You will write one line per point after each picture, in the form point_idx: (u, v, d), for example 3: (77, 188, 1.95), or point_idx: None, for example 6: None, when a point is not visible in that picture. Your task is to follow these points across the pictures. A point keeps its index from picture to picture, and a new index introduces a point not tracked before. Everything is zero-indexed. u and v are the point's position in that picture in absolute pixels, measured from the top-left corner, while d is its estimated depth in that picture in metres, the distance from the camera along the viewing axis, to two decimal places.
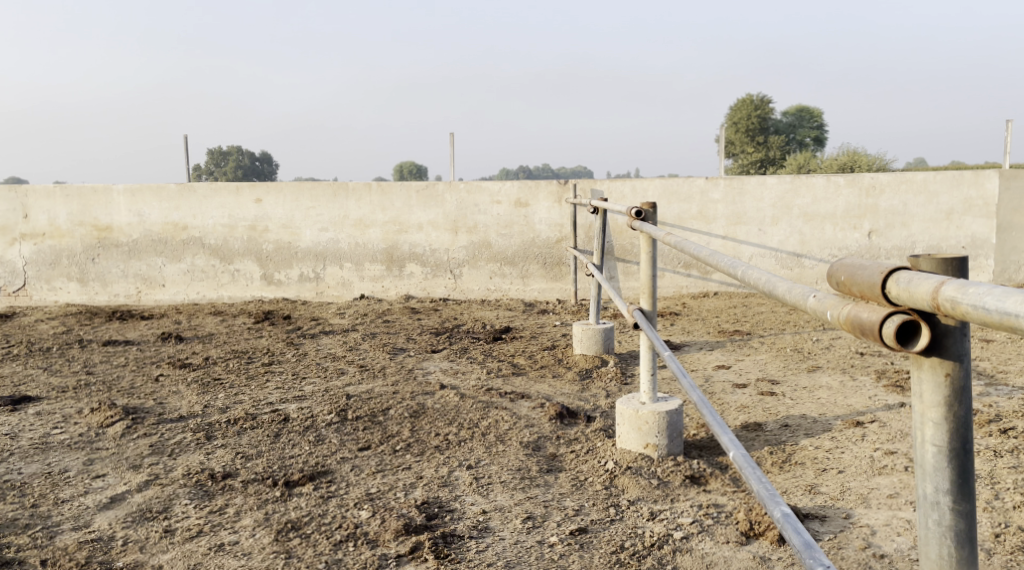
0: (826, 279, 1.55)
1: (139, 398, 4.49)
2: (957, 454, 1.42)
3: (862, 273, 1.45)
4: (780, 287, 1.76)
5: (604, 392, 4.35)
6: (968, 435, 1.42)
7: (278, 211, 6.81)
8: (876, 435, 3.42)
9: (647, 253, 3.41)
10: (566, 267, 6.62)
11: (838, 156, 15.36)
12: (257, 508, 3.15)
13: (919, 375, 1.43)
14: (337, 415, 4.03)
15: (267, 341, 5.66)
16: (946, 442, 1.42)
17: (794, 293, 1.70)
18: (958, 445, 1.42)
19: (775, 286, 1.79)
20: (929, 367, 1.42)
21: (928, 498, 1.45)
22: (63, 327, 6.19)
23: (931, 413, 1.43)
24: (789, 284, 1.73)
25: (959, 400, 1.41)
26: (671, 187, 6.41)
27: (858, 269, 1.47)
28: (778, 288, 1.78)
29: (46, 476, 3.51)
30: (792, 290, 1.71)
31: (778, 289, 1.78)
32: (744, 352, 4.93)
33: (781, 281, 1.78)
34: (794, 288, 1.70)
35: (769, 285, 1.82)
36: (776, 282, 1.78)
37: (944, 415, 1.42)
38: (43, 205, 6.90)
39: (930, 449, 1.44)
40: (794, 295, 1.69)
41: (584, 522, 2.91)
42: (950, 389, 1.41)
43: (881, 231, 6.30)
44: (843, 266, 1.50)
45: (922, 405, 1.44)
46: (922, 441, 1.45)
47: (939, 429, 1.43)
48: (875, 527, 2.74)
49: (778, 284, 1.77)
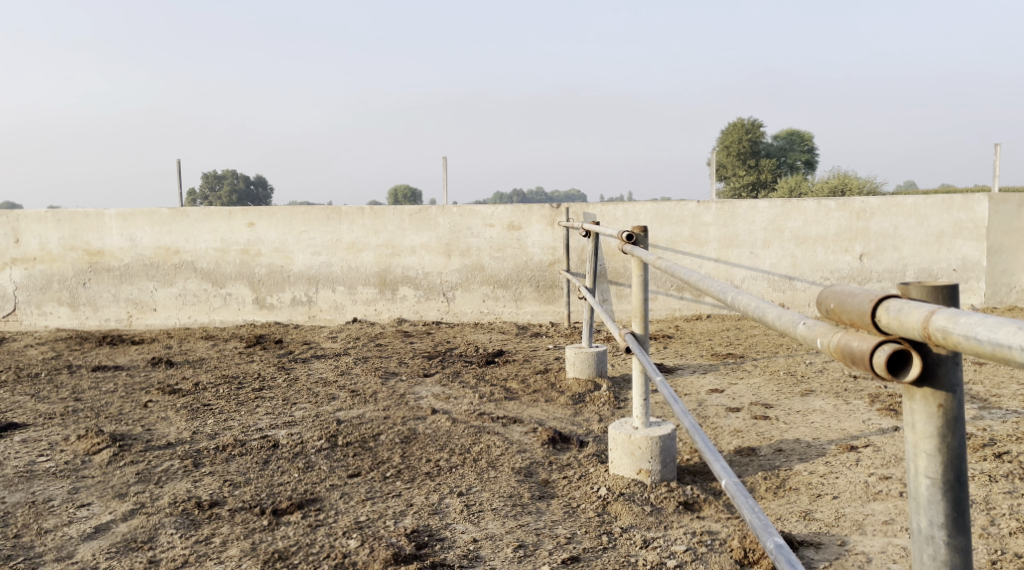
0: (815, 305, 1.53)
1: (127, 425, 4.43)
2: (950, 486, 1.39)
3: (851, 301, 1.42)
4: (770, 313, 1.73)
5: (597, 417, 4.31)
6: (962, 467, 1.39)
7: (271, 235, 6.78)
8: (870, 460, 3.39)
9: (639, 277, 3.38)
10: (559, 290, 6.59)
11: (830, 179, 15.40)
12: (244, 538, 3.10)
13: (911, 405, 1.40)
14: (327, 441, 3.99)
15: (258, 365, 5.62)
16: (940, 475, 1.39)
17: (783, 319, 1.67)
18: (952, 477, 1.39)
19: (764, 312, 1.76)
20: (922, 398, 1.39)
21: (923, 532, 1.41)
22: (52, 352, 6.14)
23: (924, 444, 1.40)
24: (778, 311, 1.71)
25: (952, 430, 1.38)
26: (664, 210, 6.39)
27: (847, 296, 1.44)
28: (768, 314, 1.76)
29: (30, 505, 3.45)
30: (782, 317, 1.68)
31: (768, 315, 1.75)
32: (738, 375, 4.90)
33: (770, 307, 1.75)
34: (784, 315, 1.68)
35: (758, 310, 1.79)
36: (765, 309, 1.76)
37: (937, 445, 1.39)
38: (35, 230, 6.86)
39: (924, 482, 1.40)
40: (784, 322, 1.66)
41: (576, 550, 2.87)
42: (943, 420, 1.38)
43: (872, 254, 6.28)
44: (832, 293, 1.47)
45: (915, 436, 1.41)
46: (915, 473, 1.42)
47: (933, 461, 1.39)
48: (870, 554, 2.71)
49: (768, 310, 1.74)
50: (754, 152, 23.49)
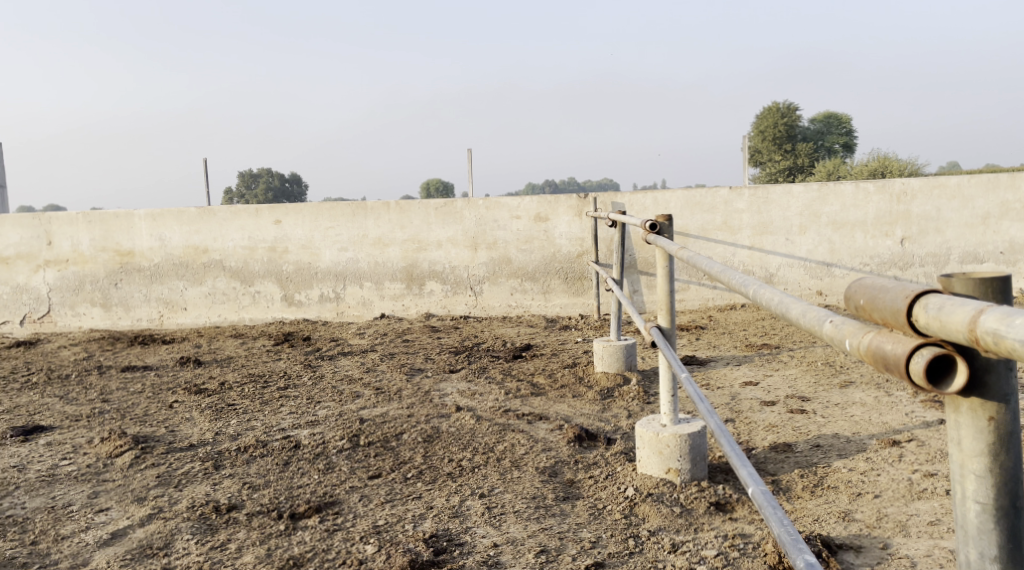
0: (843, 301, 1.38)
1: (150, 426, 4.36)
2: (1003, 512, 1.28)
3: (883, 298, 1.28)
4: (794, 310, 1.59)
5: (626, 412, 4.16)
6: (1016, 491, 1.27)
7: (298, 232, 6.70)
8: (915, 456, 3.22)
9: (664, 268, 3.25)
10: (588, 281, 6.43)
11: (869, 163, 15.07)
12: (260, 543, 3.00)
13: (958, 419, 1.28)
14: (349, 440, 3.88)
15: (285, 363, 5.53)
16: (991, 500, 1.28)
17: (808, 317, 1.52)
18: (1004, 503, 1.27)
19: (788, 308, 1.62)
20: (970, 411, 1.27)
21: (972, 565, 1.30)
22: (84, 353, 6.12)
23: (973, 464, 1.28)
24: (802, 307, 1.56)
25: (1004, 448, 1.26)
26: (695, 197, 6.20)
27: (880, 291, 1.30)
28: (792, 310, 1.61)
29: (49, 511, 3.38)
30: (806, 314, 1.53)
31: (792, 311, 1.61)
32: (773, 367, 4.73)
33: (795, 303, 1.61)
34: (809, 312, 1.53)
35: (782, 306, 1.65)
36: (789, 305, 1.61)
37: (988, 466, 1.27)
38: (66, 232, 6.84)
39: (973, 508, 1.29)
40: (809, 320, 1.51)
41: (601, 556, 2.73)
42: (994, 436, 1.26)
43: (914, 237, 6.07)
44: (862, 288, 1.33)
45: (962, 455, 1.29)
46: (963, 499, 1.30)
47: (982, 484, 1.28)
48: (915, 558, 2.54)
49: (792, 306, 1.60)
50: (789, 135, 23.14)
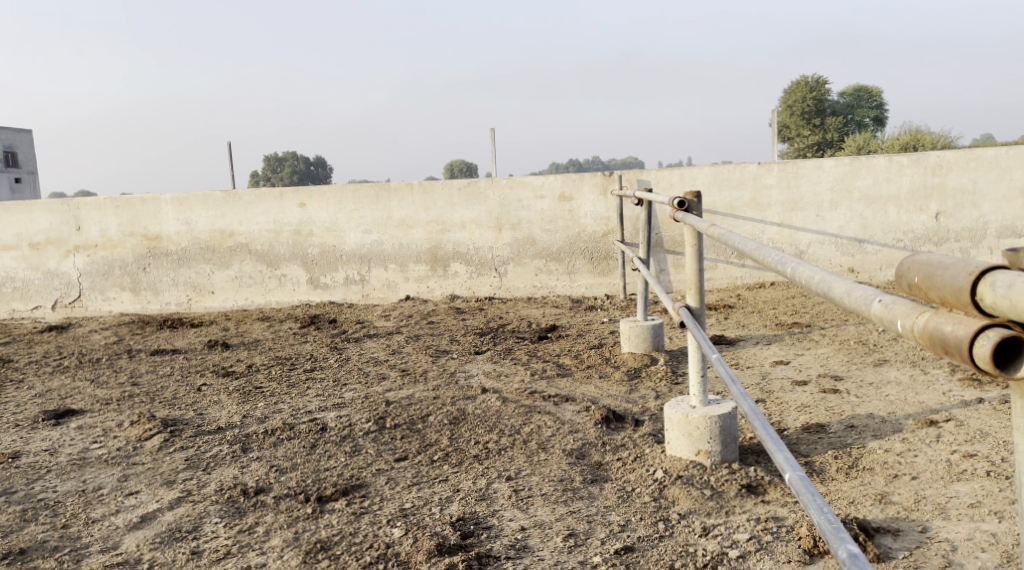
0: (894, 280, 1.42)
1: (179, 409, 4.36)
2: None
3: (941, 277, 1.33)
4: (837, 288, 1.58)
5: (654, 393, 4.10)
6: None
7: (322, 214, 6.67)
8: (953, 436, 3.14)
9: (693, 247, 3.18)
10: (614, 261, 6.35)
11: (901, 137, 14.84)
12: (288, 527, 2.98)
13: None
14: (376, 423, 3.84)
15: (311, 346, 5.52)
16: None
17: (854, 296, 1.53)
18: None
19: (831, 287, 1.60)
20: None
21: None
22: (114, 337, 6.14)
23: None
24: (846, 286, 1.56)
25: None
26: (722, 173, 6.08)
27: (936, 271, 1.34)
28: (835, 289, 1.60)
29: (80, 494, 3.38)
30: (851, 292, 1.53)
31: (836, 290, 1.59)
32: (805, 345, 4.65)
33: (838, 281, 1.59)
34: (854, 290, 1.54)
35: (824, 284, 1.63)
36: (832, 283, 1.60)
37: None
38: (95, 217, 6.85)
39: None
40: (855, 299, 1.52)
41: (630, 540, 2.68)
42: None
43: (949, 212, 5.94)
44: (917, 266, 1.37)
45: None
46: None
47: None
48: (955, 542, 2.47)
49: (834, 284, 1.58)
50: (818, 110, 22.84)
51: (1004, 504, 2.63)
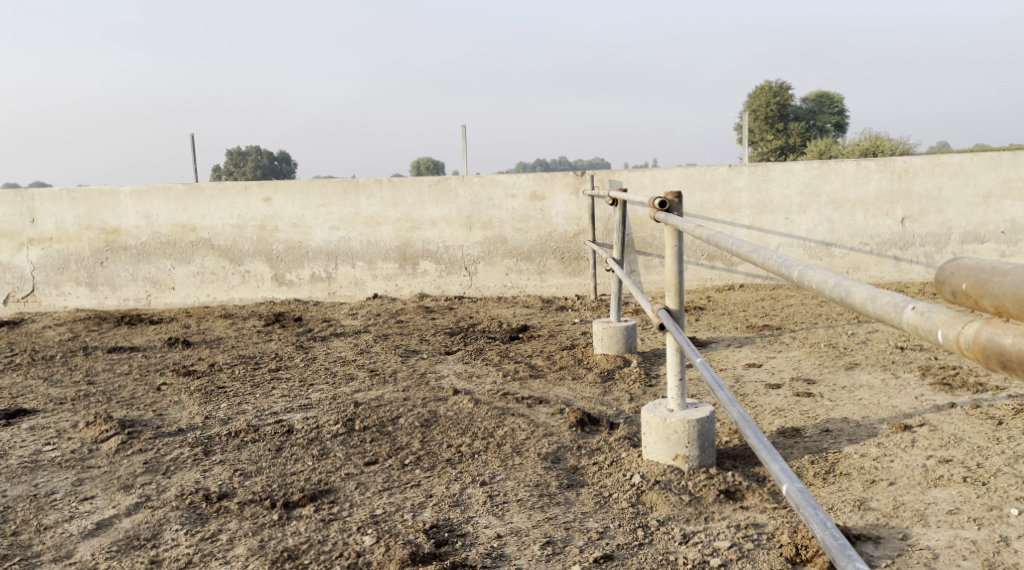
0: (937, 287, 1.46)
1: (138, 410, 4.23)
2: None
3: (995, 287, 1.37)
4: (859, 293, 1.60)
5: (627, 396, 4.06)
6: None
7: (288, 210, 6.55)
8: (928, 441, 3.14)
9: (673, 248, 3.14)
10: (584, 261, 6.32)
11: (861, 143, 15.06)
12: (253, 534, 2.89)
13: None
14: (344, 425, 3.76)
15: (276, 344, 5.41)
16: None
17: (879, 302, 1.55)
18: None
19: (852, 292, 1.61)
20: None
21: None
22: (70, 333, 5.97)
23: None
24: (869, 292, 1.58)
25: None
26: (693, 175, 6.08)
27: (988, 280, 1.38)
28: (856, 295, 1.61)
29: (32, 499, 3.25)
30: (874, 298, 1.56)
31: (857, 295, 1.61)
32: (776, 348, 4.64)
33: (857, 286, 1.62)
34: (878, 296, 1.56)
35: (841, 289, 1.64)
36: (852, 288, 1.61)
37: None
38: (50, 209, 6.67)
39: None
40: (881, 305, 1.54)
41: (609, 547, 2.64)
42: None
43: (915, 217, 5.99)
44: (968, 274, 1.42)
45: None
46: None
47: None
48: (936, 550, 2.46)
49: (855, 289, 1.61)
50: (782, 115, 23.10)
51: (983, 511, 2.63)
